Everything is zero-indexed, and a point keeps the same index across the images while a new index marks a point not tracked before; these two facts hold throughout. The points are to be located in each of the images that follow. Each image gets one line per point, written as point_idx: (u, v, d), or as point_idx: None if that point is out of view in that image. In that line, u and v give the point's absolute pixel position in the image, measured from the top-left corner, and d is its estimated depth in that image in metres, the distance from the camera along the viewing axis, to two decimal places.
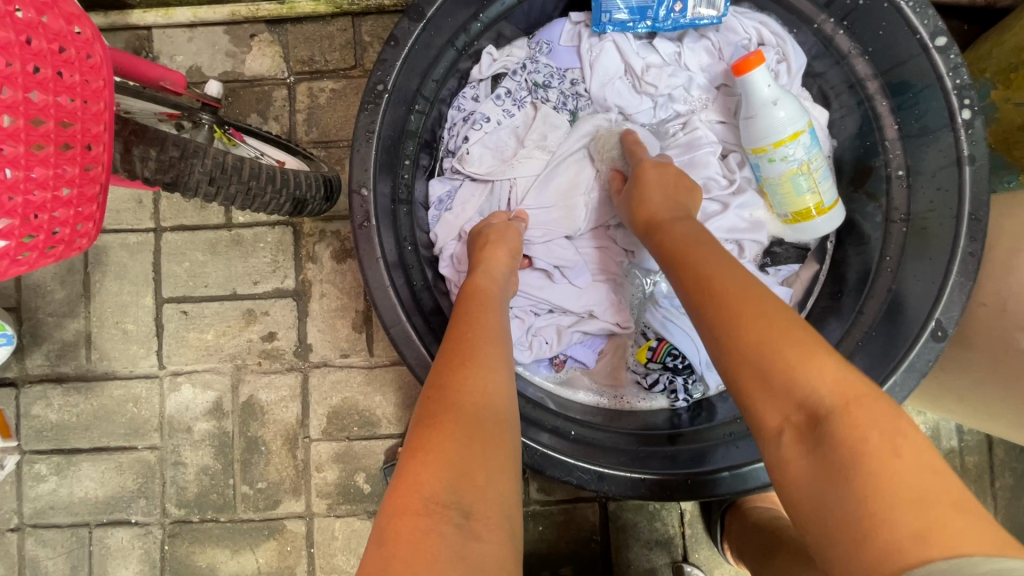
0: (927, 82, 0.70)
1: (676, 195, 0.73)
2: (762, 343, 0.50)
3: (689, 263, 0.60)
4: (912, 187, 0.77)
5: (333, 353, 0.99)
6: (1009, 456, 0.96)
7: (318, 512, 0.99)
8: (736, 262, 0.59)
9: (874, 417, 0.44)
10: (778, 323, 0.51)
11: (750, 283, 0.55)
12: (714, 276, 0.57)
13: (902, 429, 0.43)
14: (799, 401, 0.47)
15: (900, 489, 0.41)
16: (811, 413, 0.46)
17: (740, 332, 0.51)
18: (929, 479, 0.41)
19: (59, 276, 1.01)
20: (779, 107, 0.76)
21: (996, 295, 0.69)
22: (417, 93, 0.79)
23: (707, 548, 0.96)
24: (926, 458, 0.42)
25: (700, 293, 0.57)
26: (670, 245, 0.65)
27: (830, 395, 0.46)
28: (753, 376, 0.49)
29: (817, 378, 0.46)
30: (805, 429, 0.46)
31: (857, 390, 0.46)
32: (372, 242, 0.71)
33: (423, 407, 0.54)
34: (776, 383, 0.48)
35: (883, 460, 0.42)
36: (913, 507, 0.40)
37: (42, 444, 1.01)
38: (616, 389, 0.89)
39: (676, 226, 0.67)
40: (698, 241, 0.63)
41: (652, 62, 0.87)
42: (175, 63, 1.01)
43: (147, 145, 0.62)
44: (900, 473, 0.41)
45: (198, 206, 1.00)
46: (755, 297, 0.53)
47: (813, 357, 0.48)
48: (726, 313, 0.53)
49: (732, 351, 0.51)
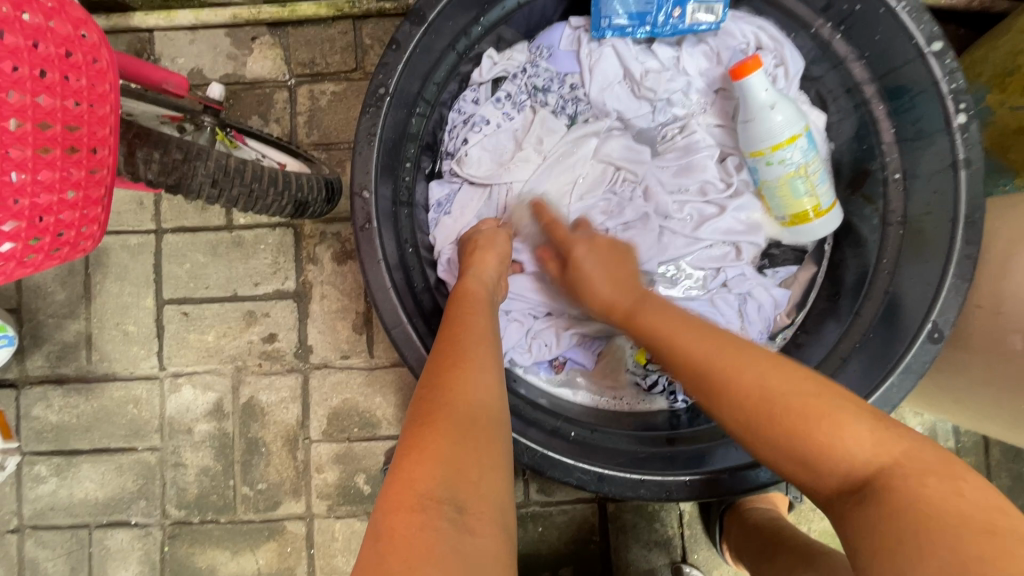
0: (924, 87, 0.71)
1: (621, 284, 0.75)
2: (789, 429, 0.50)
3: (685, 349, 0.61)
4: (909, 190, 0.77)
5: (333, 354, 0.99)
6: (1005, 457, 0.97)
7: (318, 513, 0.99)
8: (728, 341, 0.60)
9: (926, 467, 0.44)
10: (795, 398, 0.51)
11: (754, 364, 0.56)
12: (715, 364, 0.57)
13: (958, 473, 0.44)
14: (845, 474, 0.47)
15: (964, 523, 0.40)
16: (861, 480, 0.46)
17: (763, 423, 0.52)
18: (997, 517, 0.40)
19: (60, 277, 1.01)
20: (776, 111, 0.77)
21: (992, 297, 0.70)
22: (418, 96, 0.79)
23: (706, 549, 0.97)
24: (990, 497, 0.42)
25: (705, 390, 0.57)
26: (654, 329, 0.66)
27: (873, 462, 0.46)
28: (794, 462, 0.50)
29: (854, 446, 0.47)
30: (858, 497, 0.46)
31: (896, 446, 0.46)
32: (374, 245, 0.72)
33: (417, 406, 0.54)
34: (819, 465, 0.48)
35: (944, 501, 0.42)
36: (981, 536, 0.39)
37: (42, 445, 1.02)
38: (615, 391, 0.90)
39: (641, 315, 0.69)
40: (686, 322, 0.65)
41: (651, 67, 0.88)
42: (176, 66, 1.01)
43: (150, 147, 0.62)
44: (961, 510, 0.41)
45: (198, 208, 1.01)
46: (757, 379, 0.54)
47: (842, 422, 0.48)
48: (744, 404, 0.53)
49: (762, 440, 0.52)
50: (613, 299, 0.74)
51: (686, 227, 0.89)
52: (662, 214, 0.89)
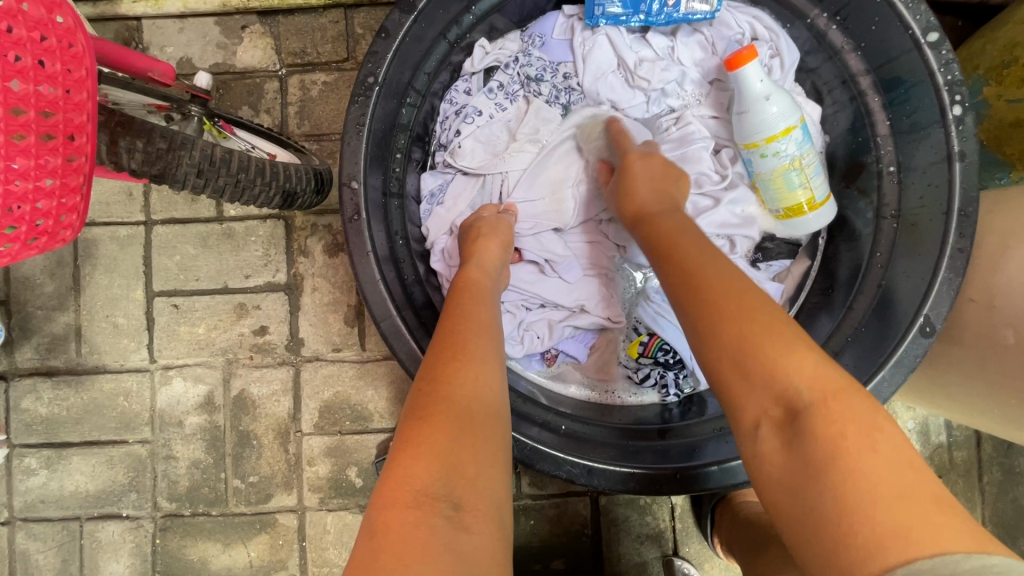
0: (918, 78, 0.70)
1: (662, 192, 0.72)
2: (744, 337, 0.49)
3: (682, 254, 0.60)
4: (903, 184, 0.77)
5: (325, 347, 0.99)
6: (997, 451, 0.97)
7: (310, 506, 0.99)
8: (716, 255, 0.58)
9: (854, 414, 0.44)
10: (756, 318, 0.50)
11: (733, 278, 0.55)
12: (697, 269, 0.56)
13: (881, 425, 0.43)
14: (777, 396, 0.47)
15: (880, 486, 0.40)
16: (789, 406, 0.46)
17: (716, 329, 0.51)
18: (909, 477, 0.41)
19: (48, 269, 1.01)
20: (771, 103, 0.76)
21: (985, 291, 0.70)
22: (409, 86, 0.79)
23: (698, 542, 0.97)
24: (905, 452, 0.42)
25: (684, 283, 0.56)
26: (664, 234, 0.64)
27: (808, 388, 0.46)
28: (733, 370, 0.49)
29: (795, 374, 0.46)
30: (782, 422, 0.46)
31: (833, 383, 0.45)
32: (363, 237, 0.71)
33: (414, 400, 0.54)
34: (754, 376, 0.48)
35: (865, 456, 0.42)
36: (892, 502, 0.39)
37: (32, 438, 1.01)
38: (607, 384, 0.90)
39: (662, 219, 0.67)
40: (687, 232, 0.63)
41: (645, 56, 0.86)
42: (164, 54, 1.00)
43: (133, 137, 0.61)
44: (880, 470, 0.41)
45: (189, 199, 1.00)
46: (735, 288, 0.53)
47: (790, 352, 0.47)
48: (705, 304, 0.53)
49: (706, 342, 0.52)
50: (648, 202, 0.71)
51: None
52: None
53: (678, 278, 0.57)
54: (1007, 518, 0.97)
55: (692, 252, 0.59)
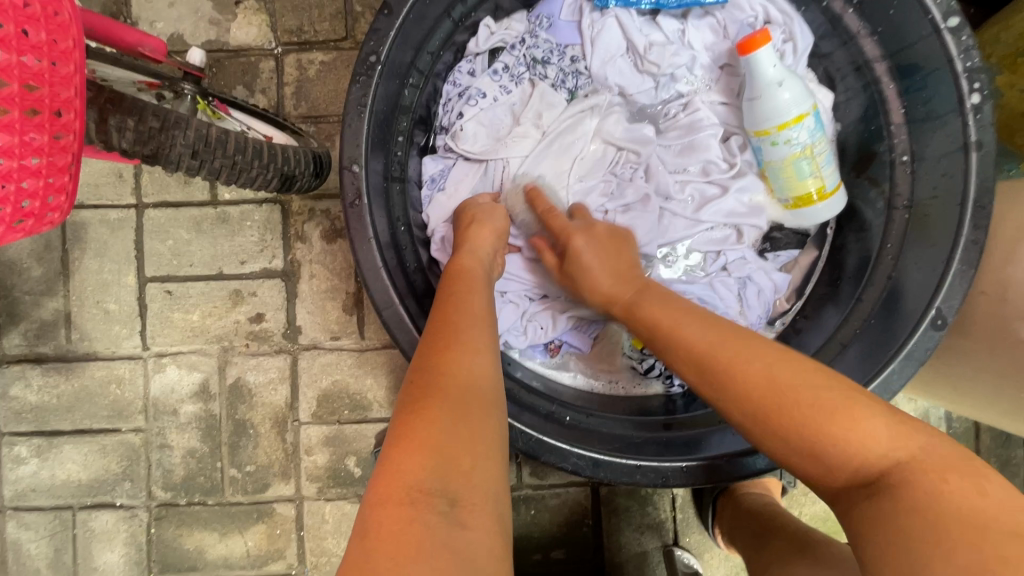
0: (937, 65, 0.68)
1: (624, 273, 0.73)
2: (801, 417, 0.48)
3: (679, 339, 0.59)
4: (916, 173, 0.75)
5: (323, 336, 0.97)
6: (995, 443, 0.98)
7: (308, 495, 0.97)
8: (728, 331, 0.58)
9: (947, 462, 0.43)
10: (806, 391, 0.49)
11: (752, 348, 0.54)
12: (721, 354, 0.55)
13: (982, 472, 0.43)
14: (862, 470, 0.45)
15: (993, 530, 0.39)
16: (877, 474, 0.45)
17: (768, 412, 0.50)
18: (1022, 517, 0.40)
19: (36, 253, 0.97)
20: (783, 89, 0.74)
21: (998, 283, 0.69)
22: (411, 66, 0.76)
23: (698, 532, 0.97)
24: (1015, 497, 0.41)
25: (707, 374, 0.55)
26: (650, 324, 0.64)
27: (892, 450, 0.45)
28: (805, 452, 0.48)
29: (871, 441, 0.45)
30: (873, 495, 0.44)
31: (913, 440, 0.45)
32: (364, 222, 0.69)
33: (408, 391, 0.52)
34: (830, 458, 0.46)
35: (972, 500, 0.41)
36: (1018, 540, 0.38)
37: (22, 426, 0.99)
38: (612, 375, 0.89)
39: (646, 300, 0.67)
40: (685, 313, 0.62)
41: (655, 40, 0.83)
42: (155, 30, 0.96)
43: (124, 114, 0.58)
44: (991, 513, 0.40)
45: (181, 181, 0.97)
46: (767, 368, 0.52)
47: (859, 416, 0.46)
48: (750, 391, 0.51)
49: (770, 427, 0.50)
50: (613, 289, 0.71)
51: (687, 208, 0.86)
52: (663, 194, 0.86)
53: (691, 363, 0.57)
54: None
55: (695, 334, 0.58)
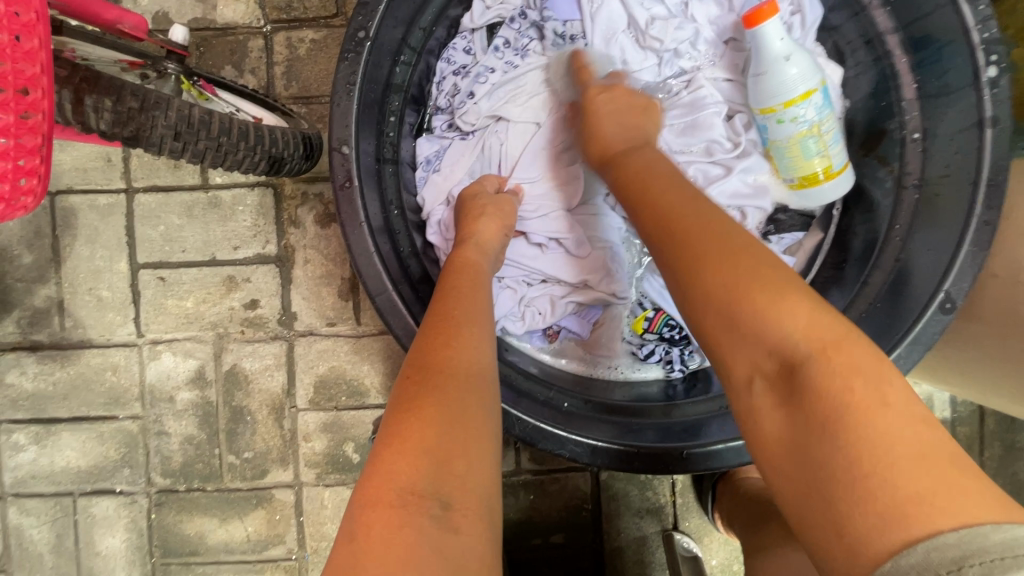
0: (952, 37, 0.65)
1: (627, 129, 0.70)
2: (730, 291, 0.46)
3: (643, 212, 0.56)
4: (928, 151, 0.72)
5: (319, 322, 0.96)
6: (999, 427, 0.96)
7: (307, 481, 0.97)
8: (701, 201, 0.54)
9: (860, 364, 0.41)
10: (743, 270, 0.47)
11: (711, 216, 0.52)
12: (671, 227, 0.52)
13: (887, 377, 0.40)
14: (770, 350, 0.44)
15: (892, 448, 0.37)
16: (786, 361, 0.43)
17: (703, 278, 0.48)
18: (923, 432, 0.38)
19: (26, 240, 0.96)
20: (791, 64, 0.71)
21: (1010, 266, 0.67)
22: (403, 43, 0.73)
23: (697, 516, 0.96)
24: (919, 407, 0.39)
25: (671, 229, 0.52)
26: (631, 181, 0.61)
27: (805, 341, 0.43)
28: (722, 326, 0.47)
29: (790, 330, 0.43)
30: (778, 380, 0.44)
31: (833, 335, 0.42)
32: (355, 206, 0.67)
33: (403, 388, 0.51)
34: (745, 331, 0.45)
35: (871, 412, 0.39)
36: (913, 464, 0.36)
37: (18, 413, 0.99)
38: (610, 360, 0.87)
39: (631, 159, 0.64)
40: (666, 176, 0.59)
41: (657, 14, 0.81)
42: (139, 8, 0.93)
43: (101, 94, 0.55)
44: (885, 424, 0.38)
45: (171, 165, 0.95)
46: (718, 238, 0.49)
47: (784, 303, 0.44)
48: (692, 262, 0.49)
49: (697, 300, 0.48)
50: (615, 141, 0.69)
51: None
52: None
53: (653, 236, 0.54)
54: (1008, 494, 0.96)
55: (664, 195, 0.55)
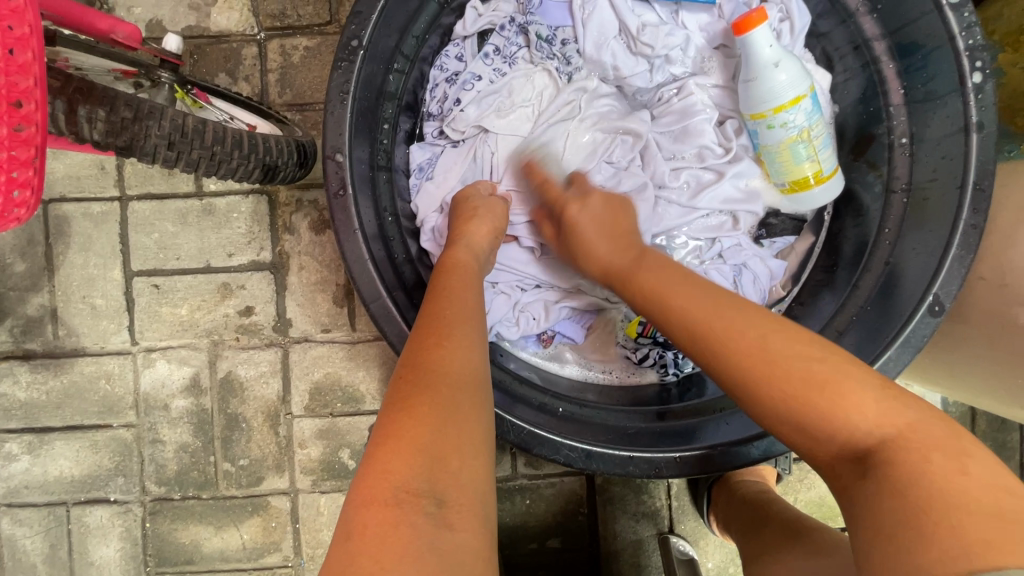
0: (937, 43, 0.66)
1: (620, 243, 0.70)
2: (789, 395, 0.47)
3: (680, 310, 0.56)
4: (915, 156, 0.74)
5: (314, 328, 0.96)
6: (991, 427, 0.97)
7: (302, 488, 0.97)
8: (726, 297, 0.56)
9: (935, 440, 0.43)
10: (797, 368, 0.48)
11: (745, 314, 0.53)
12: (710, 321, 0.53)
13: (966, 450, 0.42)
14: (845, 446, 0.45)
15: (971, 507, 0.39)
16: (859, 451, 0.44)
17: (759, 386, 0.49)
18: (1004, 498, 0.39)
19: (18, 248, 0.96)
20: (780, 70, 0.72)
21: (996, 268, 0.68)
22: (396, 51, 0.74)
23: (693, 519, 0.97)
24: (996, 477, 0.41)
25: (701, 343, 0.53)
26: (648, 288, 0.61)
27: (873, 431, 0.44)
28: (793, 428, 0.47)
29: (860, 416, 0.45)
30: (856, 471, 0.44)
31: (902, 419, 0.44)
32: (349, 214, 0.67)
33: (396, 388, 0.51)
34: (821, 431, 0.46)
35: (950, 480, 0.40)
36: (993, 522, 0.38)
37: (11, 423, 0.98)
38: (606, 364, 0.88)
39: (642, 271, 0.64)
40: (685, 279, 0.60)
41: (648, 21, 0.81)
42: (132, 16, 0.93)
43: (94, 104, 0.55)
44: (963, 489, 0.40)
45: (165, 173, 0.95)
46: (755, 337, 0.51)
47: (848, 395, 0.45)
48: (741, 366, 0.50)
49: (758, 405, 0.49)
50: (613, 257, 0.69)
51: (682, 195, 0.84)
52: (658, 182, 0.84)
53: (691, 340, 0.54)
54: None
55: (691, 298, 0.57)
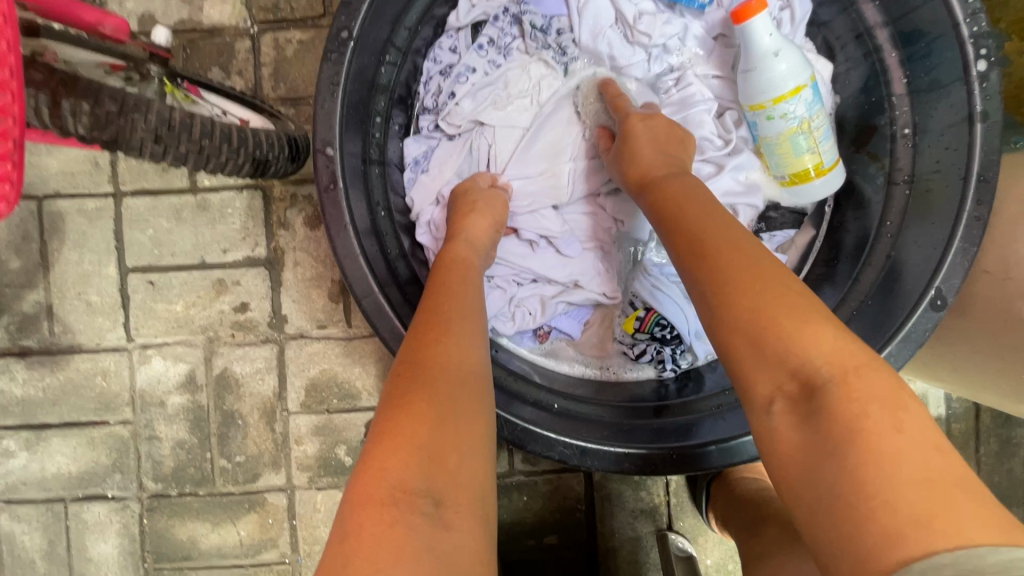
0: (941, 30, 0.64)
1: (665, 151, 0.68)
2: (757, 309, 0.46)
3: (681, 223, 0.56)
4: (918, 147, 0.72)
5: (309, 325, 0.95)
6: (995, 424, 0.96)
7: (299, 485, 0.97)
8: (727, 217, 0.55)
9: (875, 390, 0.41)
10: (769, 288, 0.47)
11: (739, 234, 0.52)
12: (713, 234, 0.52)
13: (909, 404, 0.40)
14: (792, 370, 0.44)
15: (903, 469, 0.37)
16: (805, 380, 0.43)
17: (730, 298, 0.48)
18: (935, 460, 0.38)
19: (13, 245, 0.95)
20: (780, 60, 0.70)
21: (1001, 262, 0.66)
22: (388, 43, 0.73)
23: (692, 516, 0.96)
24: (932, 436, 0.39)
25: (694, 250, 0.52)
26: (667, 196, 0.60)
27: (825, 365, 0.43)
28: (744, 341, 0.46)
29: (811, 348, 0.43)
30: (797, 399, 0.43)
31: (855, 360, 0.42)
32: (340, 209, 0.66)
33: (394, 385, 0.50)
34: (770, 351, 0.45)
35: (887, 434, 0.39)
36: (921, 486, 0.37)
37: (8, 420, 0.98)
38: (603, 360, 0.87)
39: (666, 183, 0.62)
40: (698, 195, 0.58)
41: (645, 9, 0.80)
42: (124, 10, 0.92)
43: (78, 98, 0.55)
44: (897, 445, 0.38)
45: (160, 169, 0.94)
46: (745, 252, 0.50)
47: (809, 325, 0.44)
48: (718, 278, 0.49)
49: (723, 317, 0.48)
50: (654, 164, 0.66)
51: None
52: None
53: (688, 247, 0.53)
54: (1004, 490, 0.96)
55: (695, 213, 0.56)
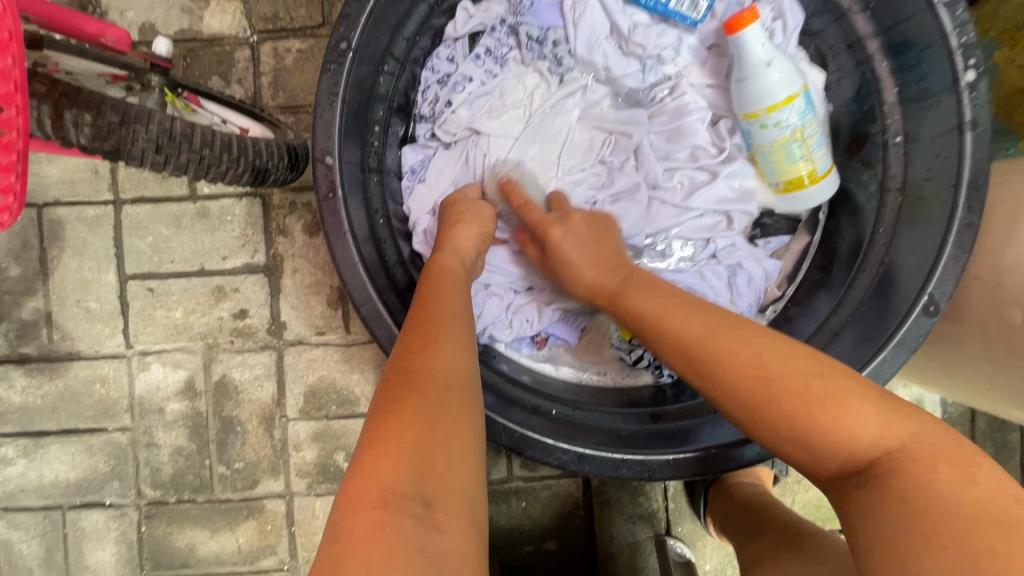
0: (930, 41, 0.65)
1: (606, 263, 0.71)
2: (791, 410, 0.47)
3: (674, 334, 0.57)
4: (910, 155, 0.73)
5: (308, 331, 0.95)
6: (990, 427, 0.96)
7: (298, 491, 0.97)
8: (718, 317, 0.57)
9: (939, 450, 0.43)
10: (796, 381, 0.48)
11: (738, 334, 0.54)
12: (706, 347, 0.54)
13: (971, 459, 0.42)
14: (847, 459, 0.45)
15: (978, 518, 0.38)
16: (862, 466, 0.44)
17: (761, 401, 0.49)
18: (1015, 508, 0.39)
19: (13, 252, 0.96)
20: (773, 69, 0.71)
21: (992, 268, 0.67)
22: (386, 53, 0.74)
23: (690, 521, 0.96)
24: (1006, 486, 0.40)
25: (699, 368, 0.54)
26: (639, 314, 0.62)
27: (875, 444, 0.44)
28: (792, 442, 0.48)
29: (860, 429, 0.45)
30: (860, 483, 0.44)
31: (904, 429, 0.44)
32: (339, 217, 0.67)
33: (383, 392, 0.51)
34: (822, 445, 0.46)
35: (957, 490, 0.40)
36: (998, 530, 0.37)
37: (7, 427, 0.98)
38: (600, 366, 0.87)
39: (630, 297, 0.65)
40: (675, 303, 0.60)
41: (640, 20, 0.81)
42: (125, 20, 0.93)
43: (81, 109, 0.55)
44: (970, 500, 0.39)
45: (159, 176, 0.95)
46: (757, 352, 0.52)
47: (847, 408, 0.46)
48: (743, 387, 0.51)
49: (759, 420, 0.49)
50: (598, 283, 0.69)
51: (676, 196, 0.84)
52: (651, 183, 0.84)
53: (690, 366, 0.55)
54: None
55: (680, 324, 0.58)
